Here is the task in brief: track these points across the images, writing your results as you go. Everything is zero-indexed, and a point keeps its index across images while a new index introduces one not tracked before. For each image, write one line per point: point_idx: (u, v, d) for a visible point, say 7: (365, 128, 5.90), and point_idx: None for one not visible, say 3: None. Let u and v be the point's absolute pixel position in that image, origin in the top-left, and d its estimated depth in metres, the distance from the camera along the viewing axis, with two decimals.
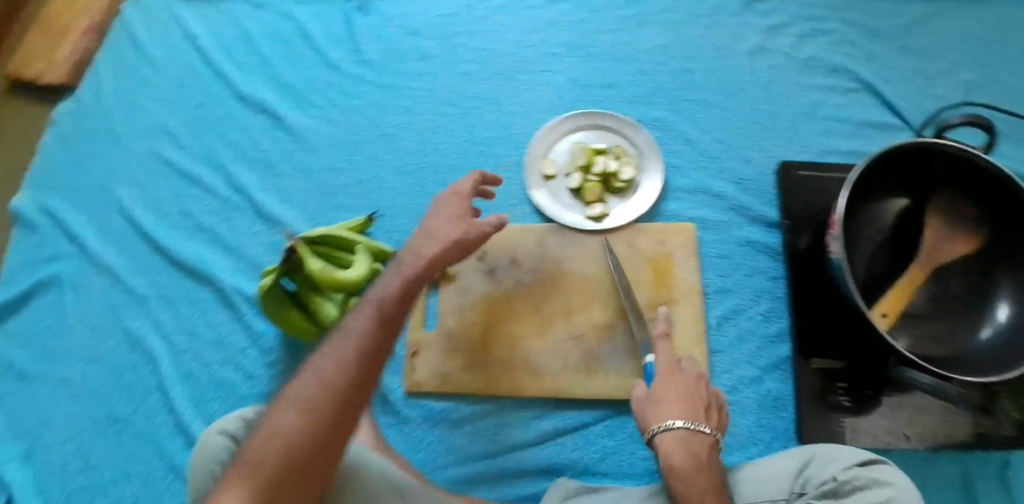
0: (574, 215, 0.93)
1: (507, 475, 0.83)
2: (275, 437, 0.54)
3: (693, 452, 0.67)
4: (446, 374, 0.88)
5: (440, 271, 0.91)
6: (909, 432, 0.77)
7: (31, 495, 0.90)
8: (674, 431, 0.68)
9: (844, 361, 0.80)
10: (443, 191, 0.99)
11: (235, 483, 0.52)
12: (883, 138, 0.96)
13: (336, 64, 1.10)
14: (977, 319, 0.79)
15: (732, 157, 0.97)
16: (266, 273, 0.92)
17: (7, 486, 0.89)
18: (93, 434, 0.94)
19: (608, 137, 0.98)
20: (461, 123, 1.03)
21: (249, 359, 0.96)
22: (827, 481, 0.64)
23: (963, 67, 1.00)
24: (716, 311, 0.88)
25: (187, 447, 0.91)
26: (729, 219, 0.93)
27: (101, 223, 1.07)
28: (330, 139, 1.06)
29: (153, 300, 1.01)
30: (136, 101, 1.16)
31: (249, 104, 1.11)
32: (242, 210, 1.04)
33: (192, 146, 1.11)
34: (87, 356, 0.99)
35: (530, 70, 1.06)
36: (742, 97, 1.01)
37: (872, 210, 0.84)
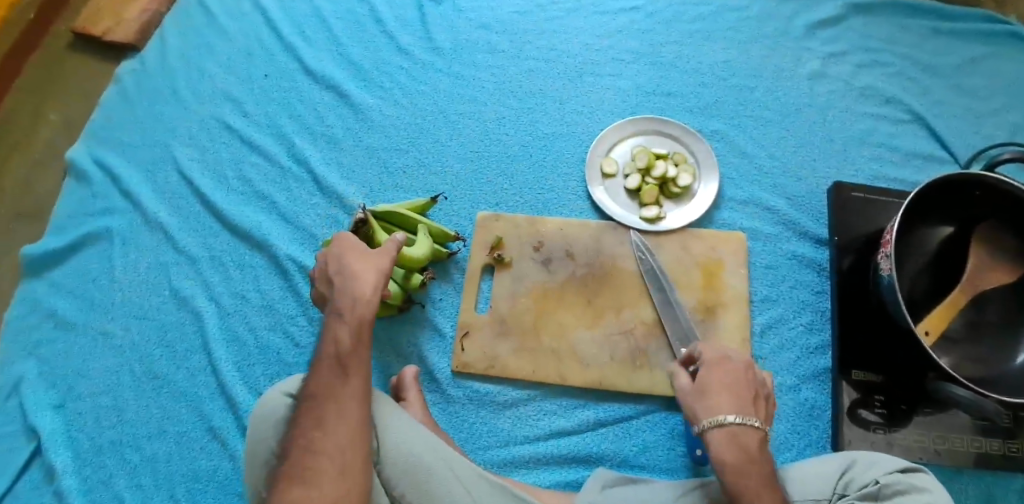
0: (629, 215, 0.97)
1: (548, 460, 0.86)
2: (303, 460, 0.62)
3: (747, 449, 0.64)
4: (495, 357, 0.91)
5: (498, 257, 0.95)
6: (940, 448, 0.82)
7: (61, 443, 0.92)
8: (726, 426, 0.65)
9: (882, 376, 0.84)
10: (502, 182, 1.03)
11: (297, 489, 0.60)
12: (931, 170, 1.00)
13: (406, 48, 1.14)
14: (1015, 345, 0.82)
15: (784, 174, 1.01)
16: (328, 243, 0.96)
17: (40, 436, 0.92)
18: (130, 389, 0.96)
19: (668, 144, 1.02)
20: (525, 118, 1.07)
21: (297, 327, 0.99)
22: (868, 484, 0.70)
23: (1014, 110, 1.03)
24: (760, 318, 0.91)
25: (227, 408, 0.94)
26: (779, 232, 0.97)
27: (159, 182, 1.11)
28: (394, 122, 1.09)
29: (203, 260, 1.04)
30: (203, 67, 1.20)
31: (317, 80, 1.15)
32: (302, 181, 1.08)
33: (257, 116, 1.14)
34: (134, 311, 1.01)
35: (597, 73, 1.09)
36: (799, 117, 1.04)
37: (920, 235, 0.88)
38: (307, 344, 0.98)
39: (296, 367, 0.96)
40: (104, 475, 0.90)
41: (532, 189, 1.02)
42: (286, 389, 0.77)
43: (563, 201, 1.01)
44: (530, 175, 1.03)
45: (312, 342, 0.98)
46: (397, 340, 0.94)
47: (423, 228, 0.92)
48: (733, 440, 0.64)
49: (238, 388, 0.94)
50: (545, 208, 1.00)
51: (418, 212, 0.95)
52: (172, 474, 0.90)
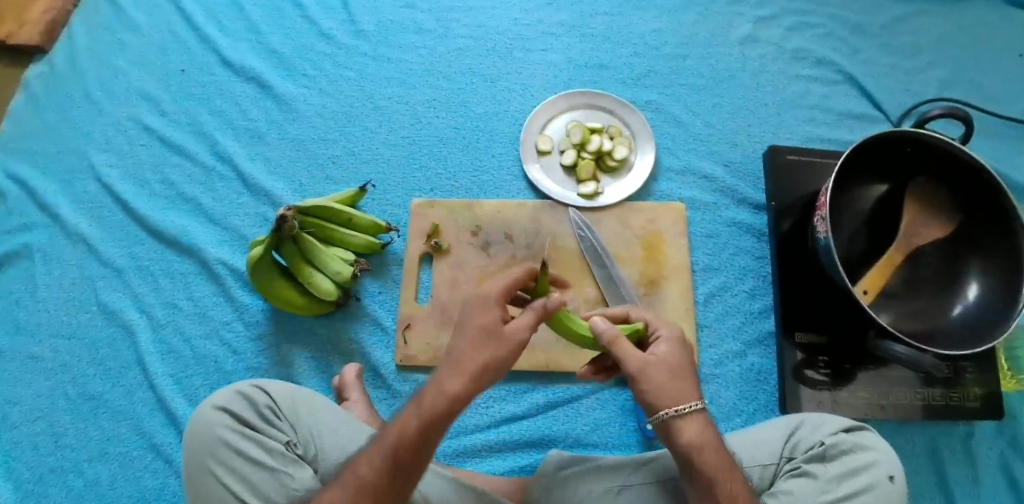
0: (567, 191, 0.96)
1: (499, 446, 0.84)
2: None
3: (705, 437, 0.61)
4: (439, 347, 0.88)
5: (435, 243, 0.92)
6: (884, 403, 0.82)
7: None
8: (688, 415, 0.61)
9: (824, 336, 0.84)
10: (438, 167, 1.00)
11: None
12: (863, 129, 1.01)
13: (329, 34, 1.10)
14: (951, 296, 0.83)
15: (720, 141, 1.00)
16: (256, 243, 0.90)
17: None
18: (63, 412, 0.90)
19: (603, 118, 1.00)
20: (456, 99, 1.04)
21: (234, 333, 0.93)
22: (815, 445, 0.69)
23: (939, 65, 1.05)
24: (703, 287, 0.91)
25: (167, 424, 0.89)
26: (717, 200, 0.96)
27: (77, 192, 1.03)
28: (321, 113, 1.05)
29: (131, 272, 0.98)
30: (115, 65, 1.12)
31: (238, 72, 1.09)
32: (228, 179, 1.02)
33: (175, 114, 1.08)
34: (59, 330, 0.95)
35: (528, 48, 1.07)
36: (732, 83, 1.04)
37: (854, 194, 0.88)
38: (246, 350, 0.92)
39: (237, 375, 0.92)
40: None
41: (468, 171, 0.99)
42: (217, 403, 0.71)
43: (499, 182, 0.98)
44: (465, 157, 1.00)
45: (252, 348, 0.93)
46: (340, 336, 0.91)
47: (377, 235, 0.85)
48: (691, 432, 0.61)
49: (178, 402, 0.89)
50: (482, 190, 0.98)
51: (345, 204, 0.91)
52: (116, 498, 0.86)
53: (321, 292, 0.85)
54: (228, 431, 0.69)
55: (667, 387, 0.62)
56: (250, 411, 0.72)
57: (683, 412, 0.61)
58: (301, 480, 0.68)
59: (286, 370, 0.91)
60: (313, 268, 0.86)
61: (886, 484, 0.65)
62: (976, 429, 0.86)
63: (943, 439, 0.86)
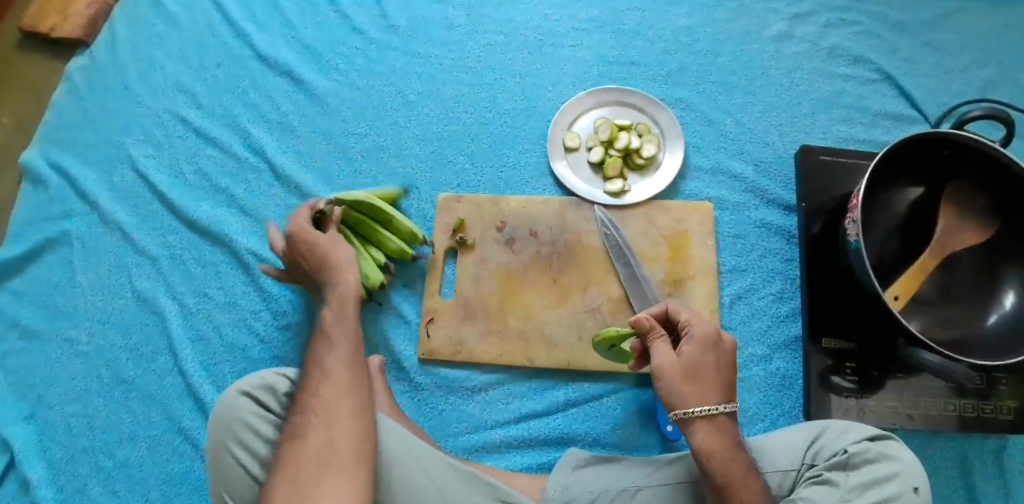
0: (593, 189, 0.95)
1: (519, 443, 0.85)
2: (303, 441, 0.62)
3: (716, 445, 0.61)
4: (462, 341, 0.89)
5: (461, 239, 0.93)
6: (913, 413, 0.81)
7: (34, 455, 0.89)
8: (707, 420, 0.61)
9: (853, 342, 0.83)
10: (465, 162, 1.00)
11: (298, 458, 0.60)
12: (900, 130, 0.98)
13: (360, 28, 1.10)
14: (988, 305, 0.81)
15: (751, 140, 0.99)
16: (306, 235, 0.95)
17: (13, 447, 0.89)
18: (100, 394, 0.94)
19: (632, 115, 0.99)
20: (484, 94, 1.04)
21: (262, 322, 0.96)
22: (838, 453, 0.68)
23: (983, 65, 1.01)
24: (729, 289, 0.90)
25: (196, 409, 0.92)
26: (746, 200, 0.95)
27: (116, 181, 1.06)
28: (351, 106, 1.06)
29: (165, 260, 1.00)
30: (155, 58, 1.14)
31: (270, 66, 1.10)
32: (259, 171, 1.04)
33: (209, 105, 1.10)
34: (97, 315, 0.98)
35: (558, 44, 1.06)
36: (765, 81, 1.02)
37: (888, 198, 0.86)
38: (274, 339, 0.95)
39: (263, 364, 0.94)
40: (79, 483, 0.88)
41: (493, 166, 0.99)
42: (243, 388, 0.73)
43: (525, 178, 0.98)
44: (492, 153, 1.00)
45: (278, 337, 0.95)
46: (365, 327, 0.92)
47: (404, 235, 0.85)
48: (703, 436, 0.61)
49: (206, 388, 0.92)
50: (507, 186, 0.98)
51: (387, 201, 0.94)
52: (148, 479, 0.89)
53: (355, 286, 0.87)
54: (251, 414, 0.71)
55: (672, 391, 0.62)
56: (273, 399, 0.73)
57: (696, 415, 0.61)
58: None
59: None
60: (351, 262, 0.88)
61: (910, 495, 0.64)
62: (1008, 442, 0.84)
63: (971, 452, 0.84)
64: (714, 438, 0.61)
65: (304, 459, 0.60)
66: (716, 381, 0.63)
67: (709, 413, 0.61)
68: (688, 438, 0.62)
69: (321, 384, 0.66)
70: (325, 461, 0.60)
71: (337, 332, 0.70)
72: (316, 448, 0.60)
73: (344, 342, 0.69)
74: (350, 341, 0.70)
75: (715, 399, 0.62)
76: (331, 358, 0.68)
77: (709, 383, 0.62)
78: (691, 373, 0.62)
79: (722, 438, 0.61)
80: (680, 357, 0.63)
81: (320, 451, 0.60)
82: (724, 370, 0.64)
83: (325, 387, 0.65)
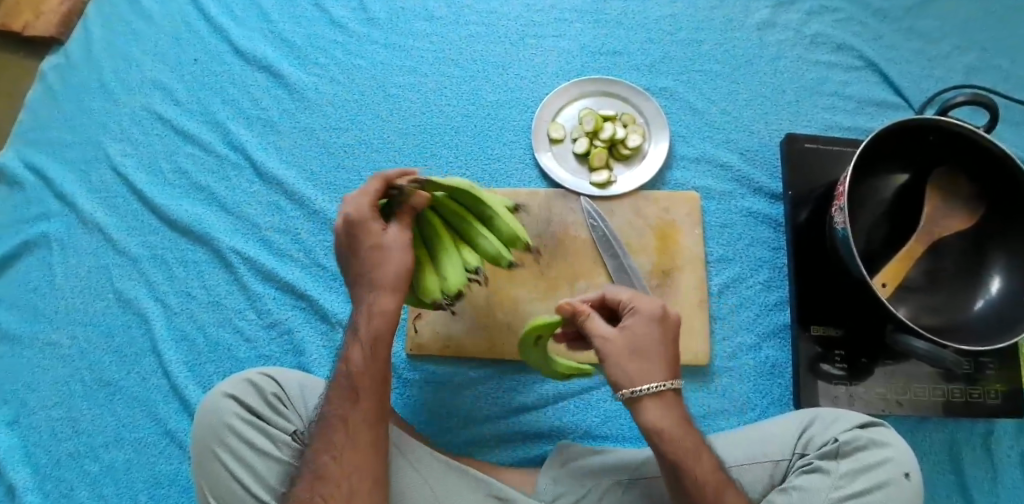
0: (579, 180, 0.95)
1: (510, 438, 0.84)
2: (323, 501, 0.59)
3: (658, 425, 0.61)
4: (450, 336, 0.88)
5: None
6: (901, 398, 0.81)
7: (16, 461, 0.88)
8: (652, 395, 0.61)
9: (841, 330, 0.83)
10: (450, 155, 0.99)
11: None
12: (884, 117, 0.98)
13: (341, 21, 1.08)
14: (973, 291, 0.81)
15: (736, 129, 0.98)
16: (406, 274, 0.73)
17: None
18: (82, 398, 0.92)
19: (616, 105, 0.98)
20: (467, 86, 1.03)
21: (247, 321, 0.94)
22: (829, 441, 0.68)
23: (966, 52, 1.01)
24: (716, 278, 0.90)
25: (181, 410, 0.90)
26: (732, 189, 0.95)
27: (94, 181, 1.03)
28: (332, 101, 1.04)
29: (146, 260, 0.98)
30: (131, 55, 1.11)
31: (249, 61, 1.08)
32: (240, 168, 1.02)
33: (188, 102, 1.07)
34: (77, 318, 0.96)
35: (541, 35, 1.05)
36: (749, 70, 1.01)
37: (873, 185, 0.86)
38: (259, 338, 0.93)
39: (249, 363, 0.92)
40: (65, 488, 0.87)
41: (478, 159, 0.98)
42: (227, 390, 0.71)
43: (510, 171, 0.97)
44: (476, 146, 0.99)
45: (263, 336, 0.93)
46: None
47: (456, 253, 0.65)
48: (647, 414, 0.61)
49: (191, 389, 0.90)
50: (492, 179, 0.97)
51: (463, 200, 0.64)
52: (134, 483, 0.87)
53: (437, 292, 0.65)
54: (236, 418, 0.69)
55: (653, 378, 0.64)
56: (258, 401, 0.71)
57: (645, 392, 0.61)
58: None
59: (298, 358, 0.92)
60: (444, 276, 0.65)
61: (901, 481, 0.65)
62: (997, 425, 0.84)
63: (962, 436, 0.84)
64: (656, 415, 0.61)
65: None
66: (656, 357, 0.62)
67: (648, 386, 0.61)
68: (637, 416, 0.62)
69: (343, 449, 0.61)
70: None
71: (366, 386, 0.63)
72: None
73: (374, 408, 0.63)
74: (377, 402, 0.63)
75: (652, 374, 0.61)
76: (357, 417, 0.62)
77: (650, 358, 0.62)
78: (635, 349, 0.62)
79: (665, 414, 0.61)
80: (623, 332, 0.63)
81: None
82: (669, 344, 0.63)
83: (346, 457, 0.60)
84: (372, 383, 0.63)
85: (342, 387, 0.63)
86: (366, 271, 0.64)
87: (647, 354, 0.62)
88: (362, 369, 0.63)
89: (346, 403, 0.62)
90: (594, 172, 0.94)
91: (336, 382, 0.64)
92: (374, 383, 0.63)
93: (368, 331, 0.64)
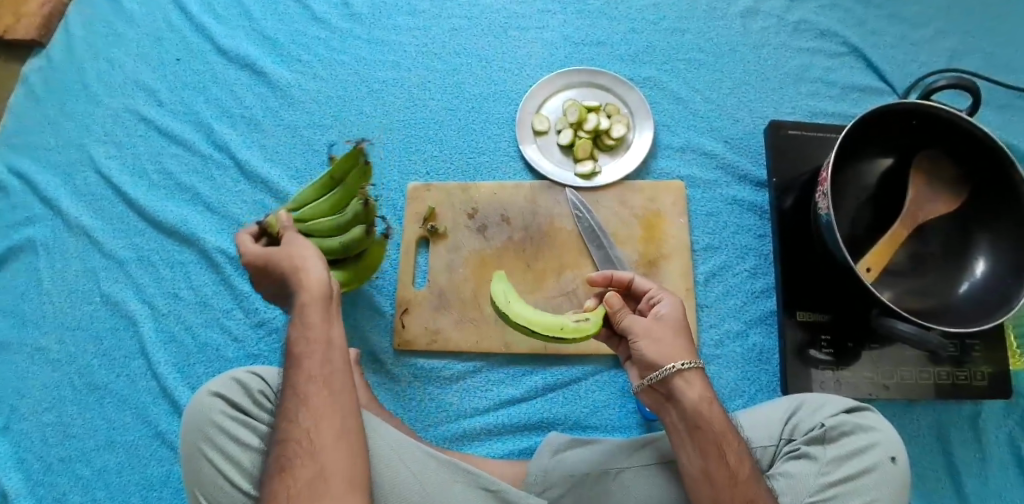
0: (564, 171, 0.94)
1: (499, 431, 0.84)
2: (287, 463, 0.57)
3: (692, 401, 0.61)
4: (438, 330, 0.88)
5: (431, 227, 0.91)
6: (888, 382, 0.82)
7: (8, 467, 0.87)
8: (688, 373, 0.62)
9: (827, 315, 0.83)
10: (435, 150, 0.99)
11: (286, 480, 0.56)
12: (867, 103, 0.98)
13: (322, 17, 1.08)
14: (959, 273, 0.81)
15: (721, 117, 0.98)
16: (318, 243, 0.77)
17: None
18: (72, 402, 0.91)
19: (600, 96, 0.98)
20: (451, 80, 1.03)
21: (235, 321, 0.93)
22: (815, 427, 0.68)
23: (948, 36, 1.01)
24: (703, 267, 0.90)
25: (172, 412, 0.90)
26: (718, 177, 0.95)
27: (79, 184, 1.02)
28: (315, 97, 1.04)
29: (132, 262, 0.97)
30: (113, 56, 1.10)
31: (231, 59, 1.07)
32: (224, 167, 1.01)
33: (171, 103, 1.06)
34: (64, 322, 0.95)
35: (523, 27, 1.05)
36: (732, 58, 1.01)
37: (857, 170, 0.86)
38: (248, 337, 0.93)
39: (238, 363, 0.92)
40: (57, 493, 0.86)
41: (463, 153, 0.98)
42: (213, 388, 0.71)
43: (495, 164, 0.97)
44: (460, 139, 0.99)
45: (251, 335, 0.93)
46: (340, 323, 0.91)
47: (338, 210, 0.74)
48: (686, 391, 0.61)
49: (181, 390, 0.90)
50: (478, 172, 0.97)
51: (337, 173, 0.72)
52: (126, 486, 0.87)
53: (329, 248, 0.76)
54: (223, 416, 0.69)
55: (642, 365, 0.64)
56: (245, 398, 0.71)
57: (681, 368, 0.61)
58: None
59: None
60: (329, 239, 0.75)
61: (887, 465, 0.65)
62: (984, 407, 0.85)
63: (949, 418, 0.85)
64: (691, 392, 0.61)
65: (293, 494, 0.55)
66: (687, 341, 0.64)
67: (691, 366, 0.62)
68: (677, 393, 0.62)
69: (300, 410, 0.59)
70: (317, 493, 0.55)
71: (311, 349, 0.62)
72: (306, 481, 0.56)
73: (322, 368, 0.61)
74: (326, 364, 0.62)
75: (690, 356, 0.62)
76: (308, 378, 0.61)
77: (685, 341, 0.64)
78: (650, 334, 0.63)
79: (699, 392, 0.61)
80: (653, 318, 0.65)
81: (311, 483, 0.55)
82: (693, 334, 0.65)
83: (304, 419, 0.59)
84: (317, 348, 0.62)
85: (292, 356, 0.63)
86: (280, 259, 0.69)
87: (676, 337, 0.63)
88: (304, 338, 0.63)
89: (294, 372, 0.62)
90: (579, 163, 0.94)
91: (285, 356, 0.63)
92: (321, 347, 0.62)
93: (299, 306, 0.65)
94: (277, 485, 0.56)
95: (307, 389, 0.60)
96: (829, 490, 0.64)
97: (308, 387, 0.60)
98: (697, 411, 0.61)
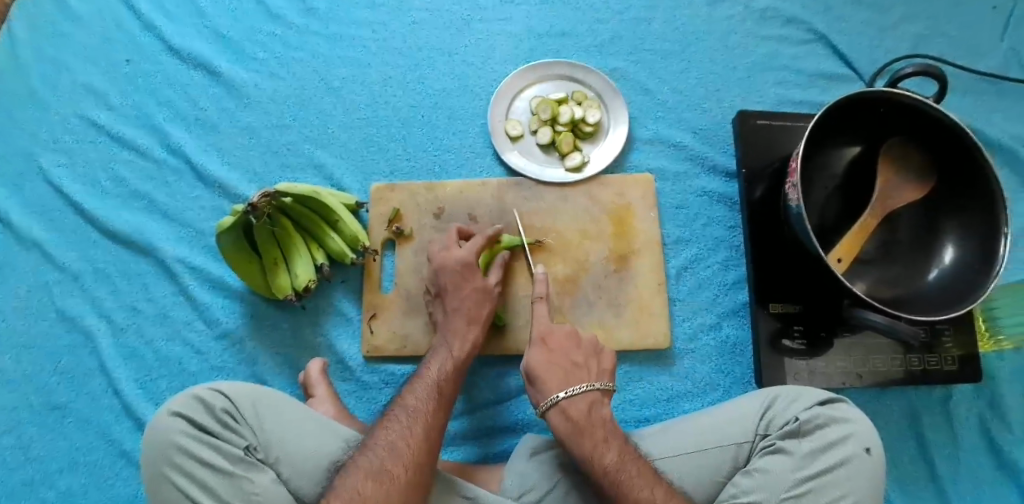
0: (554, 169, 0.93)
1: (473, 434, 0.82)
2: (399, 421, 0.67)
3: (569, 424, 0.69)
4: (407, 335, 0.87)
5: (397, 230, 0.90)
6: (861, 372, 0.82)
7: None
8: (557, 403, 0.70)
9: (800, 306, 0.83)
10: (401, 149, 0.96)
11: (405, 433, 0.66)
12: (834, 90, 0.98)
13: (278, 13, 1.03)
14: (927, 260, 0.81)
15: (689, 107, 0.97)
16: (300, 247, 0.85)
17: None
18: (32, 424, 0.87)
19: (566, 87, 0.97)
20: (413, 76, 1.00)
21: (197, 333, 0.89)
22: (790, 421, 0.67)
23: (911, 22, 1.01)
24: (675, 261, 0.89)
25: (136, 430, 0.86)
26: (687, 169, 0.94)
27: (28, 195, 0.97)
28: (273, 97, 1.00)
29: (89, 275, 0.93)
30: (59, 58, 1.04)
31: (184, 59, 1.02)
32: (181, 172, 0.97)
33: (123, 107, 1.01)
34: (19, 341, 0.90)
35: (486, 19, 1.02)
36: (700, 47, 1.00)
37: (826, 159, 0.85)
38: (211, 349, 0.89)
39: (202, 376, 0.88)
40: None
41: (428, 151, 0.96)
42: (174, 408, 0.67)
43: (461, 161, 0.95)
44: (425, 136, 0.97)
45: (215, 346, 0.89)
46: (308, 332, 0.89)
47: (333, 250, 0.85)
48: (560, 420, 0.70)
49: (144, 407, 0.86)
50: (444, 170, 0.95)
51: (353, 230, 0.85)
52: None
53: (296, 261, 0.85)
54: (183, 436, 0.65)
55: (564, 377, 0.72)
56: (204, 414, 0.67)
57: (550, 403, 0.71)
58: (262, 484, 0.64)
59: (252, 368, 0.88)
60: (307, 257, 0.85)
61: (863, 456, 0.64)
62: (955, 392, 0.85)
63: (921, 405, 0.85)
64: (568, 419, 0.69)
65: (393, 441, 0.65)
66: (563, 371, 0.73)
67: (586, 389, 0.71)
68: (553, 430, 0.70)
69: (427, 395, 0.70)
70: (383, 484, 0.61)
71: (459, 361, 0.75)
72: (396, 438, 0.65)
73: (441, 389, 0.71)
74: (448, 406, 0.71)
75: (591, 377, 0.73)
76: (448, 383, 0.73)
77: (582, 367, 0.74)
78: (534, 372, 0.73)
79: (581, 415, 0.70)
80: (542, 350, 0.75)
81: (394, 443, 0.65)
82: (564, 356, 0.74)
83: (416, 421, 0.67)
84: (448, 387, 0.72)
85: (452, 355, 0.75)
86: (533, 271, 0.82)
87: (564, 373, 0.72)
88: (460, 349, 0.76)
89: (427, 385, 0.71)
90: (565, 157, 0.92)
91: (448, 354, 0.75)
92: (444, 395, 0.71)
93: (457, 350, 0.76)
94: (378, 432, 0.66)
95: (446, 381, 0.72)
96: (806, 484, 0.63)
97: (449, 379, 0.73)
98: (579, 425, 0.69)
